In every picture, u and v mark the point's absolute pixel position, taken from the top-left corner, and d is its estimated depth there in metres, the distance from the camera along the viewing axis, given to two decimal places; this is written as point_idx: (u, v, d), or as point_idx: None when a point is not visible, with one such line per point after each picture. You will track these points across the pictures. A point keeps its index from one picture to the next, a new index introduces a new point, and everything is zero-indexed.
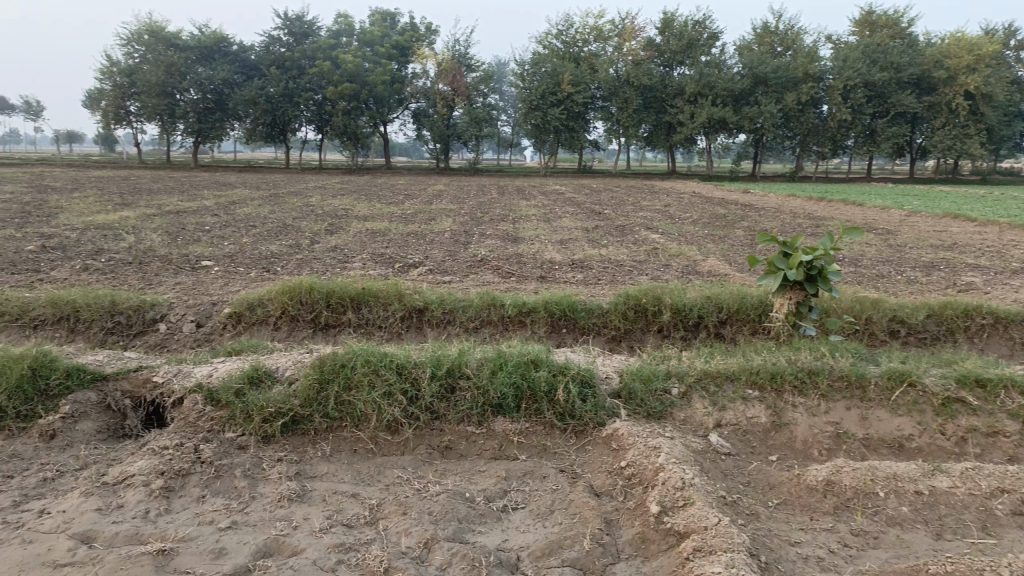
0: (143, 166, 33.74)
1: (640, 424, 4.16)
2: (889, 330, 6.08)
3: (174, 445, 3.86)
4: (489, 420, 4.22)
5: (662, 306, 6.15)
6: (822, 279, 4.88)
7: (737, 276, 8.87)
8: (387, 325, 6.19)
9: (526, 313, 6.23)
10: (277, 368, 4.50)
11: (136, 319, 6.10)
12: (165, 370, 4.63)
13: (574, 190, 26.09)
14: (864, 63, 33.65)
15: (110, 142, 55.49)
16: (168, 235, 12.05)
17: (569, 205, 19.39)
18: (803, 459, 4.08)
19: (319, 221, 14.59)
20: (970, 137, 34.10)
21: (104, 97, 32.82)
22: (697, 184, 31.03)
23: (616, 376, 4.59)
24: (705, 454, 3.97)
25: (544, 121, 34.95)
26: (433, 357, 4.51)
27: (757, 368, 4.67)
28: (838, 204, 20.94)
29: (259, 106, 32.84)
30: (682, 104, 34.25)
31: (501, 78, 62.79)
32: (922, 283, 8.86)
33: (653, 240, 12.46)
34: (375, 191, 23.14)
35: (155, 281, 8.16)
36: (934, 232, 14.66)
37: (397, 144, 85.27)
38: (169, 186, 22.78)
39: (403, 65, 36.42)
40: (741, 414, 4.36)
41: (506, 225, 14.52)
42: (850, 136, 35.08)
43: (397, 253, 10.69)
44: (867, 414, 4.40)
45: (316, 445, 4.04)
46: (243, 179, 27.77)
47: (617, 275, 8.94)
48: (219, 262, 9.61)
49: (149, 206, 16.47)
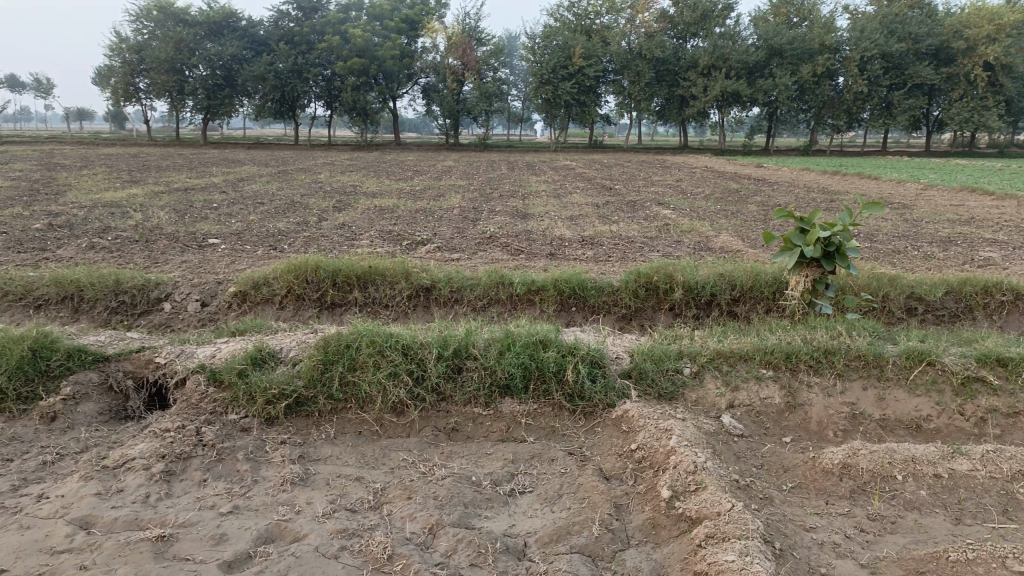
0: (153, 143, 33.69)
1: (650, 405, 4.07)
2: (906, 307, 5.94)
3: (176, 427, 3.80)
4: (496, 401, 4.14)
5: (674, 284, 6.03)
6: (839, 255, 4.76)
7: (749, 252, 8.73)
8: (394, 304, 6.11)
9: (535, 291, 6.12)
10: (281, 348, 4.43)
11: (140, 298, 6.04)
12: (167, 350, 4.56)
13: (585, 165, 25.89)
14: (881, 34, 33.02)
15: (119, 119, 55.45)
16: (175, 212, 11.99)
17: (579, 181, 19.23)
18: (818, 440, 3.98)
19: (327, 198, 14.50)
20: (988, 108, 33.52)
21: (114, 74, 32.69)
22: (709, 159, 30.73)
23: (626, 356, 4.49)
24: (717, 435, 3.87)
25: (555, 95, 34.56)
26: (440, 337, 4.42)
27: (771, 347, 4.55)
28: (853, 178, 20.65)
29: (268, 82, 32.63)
30: (695, 77, 33.80)
31: (511, 52, 62.15)
32: (940, 259, 8.68)
33: (664, 216, 12.30)
34: (385, 167, 23.01)
35: (160, 260, 8.09)
36: (951, 207, 14.41)
37: (407, 120, 84.80)
38: (177, 163, 22.72)
39: (413, 39, 36.06)
40: (755, 395, 4.25)
41: (516, 201, 14.38)
42: (865, 109, 34.54)
43: (406, 230, 10.59)
44: (884, 394, 4.28)
45: (320, 427, 3.98)
46: (253, 156, 27.66)
47: (628, 252, 8.82)
48: (226, 240, 9.54)
49: (157, 183, 16.41)
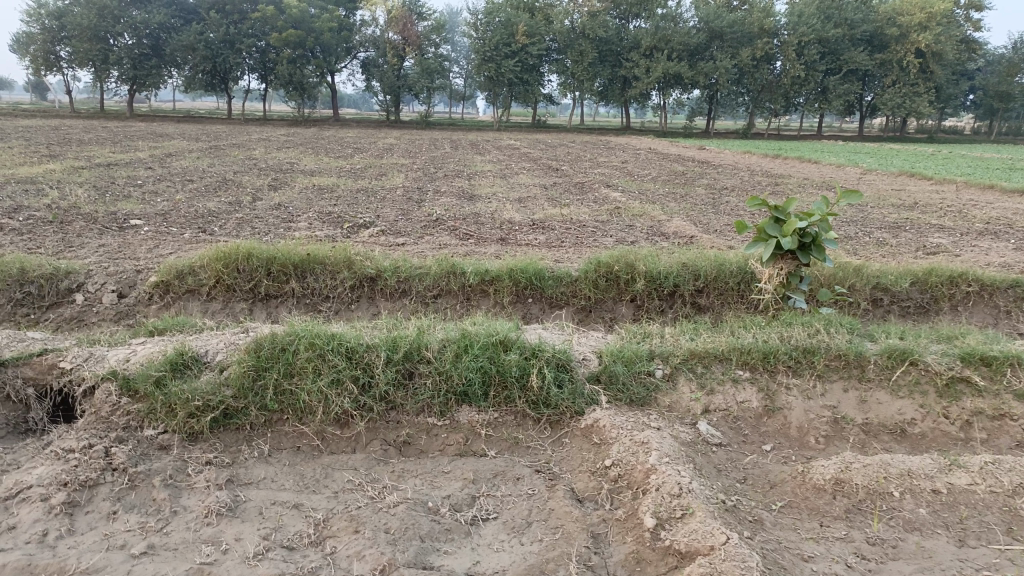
0: (76, 116, 31.88)
1: (622, 412, 3.70)
2: (872, 299, 5.72)
3: (81, 448, 3.27)
4: (453, 410, 3.72)
5: (635, 274, 5.68)
6: (816, 247, 4.50)
7: (705, 238, 8.46)
8: (336, 294, 5.62)
9: (489, 281, 5.70)
10: (207, 351, 3.91)
11: (49, 288, 5.41)
12: (74, 352, 3.99)
13: (529, 145, 25.52)
14: (818, 19, 33.38)
15: (41, 90, 52.72)
16: (96, 189, 11.16)
17: (525, 161, 18.84)
18: (799, 448, 3.68)
19: (262, 176, 13.78)
20: (919, 94, 34.31)
21: (32, 41, 30.78)
22: (652, 140, 30.63)
23: (594, 357, 4.11)
24: (696, 446, 3.52)
25: (498, 73, 33.86)
26: (388, 337, 3.96)
27: (747, 347, 4.24)
28: (793, 161, 20.75)
29: (198, 52, 31.14)
30: (637, 58, 33.66)
31: (453, 29, 61.17)
32: (892, 245, 8.56)
33: (614, 198, 12.03)
34: (323, 144, 22.17)
35: (76, 243, 7.40)
36: (894, 191, 14.49)
37: (345, 97, 82.96)
38: (101, 137, 21.53)
39: (350, 12, 34.90)
40: (731, 398, 3.94)
41: (462, 181, 13.90)
42: (802, 93, 34.92)
43: (346, 211, 10.02)
44: (866, 396, 4.00)
45: (251, 443, 3.50)
46: (181, 130, 26.31)
47: (580, 236, 8.49)
48: (151, 221, 8.86)
49: (78, 157, 15.40)
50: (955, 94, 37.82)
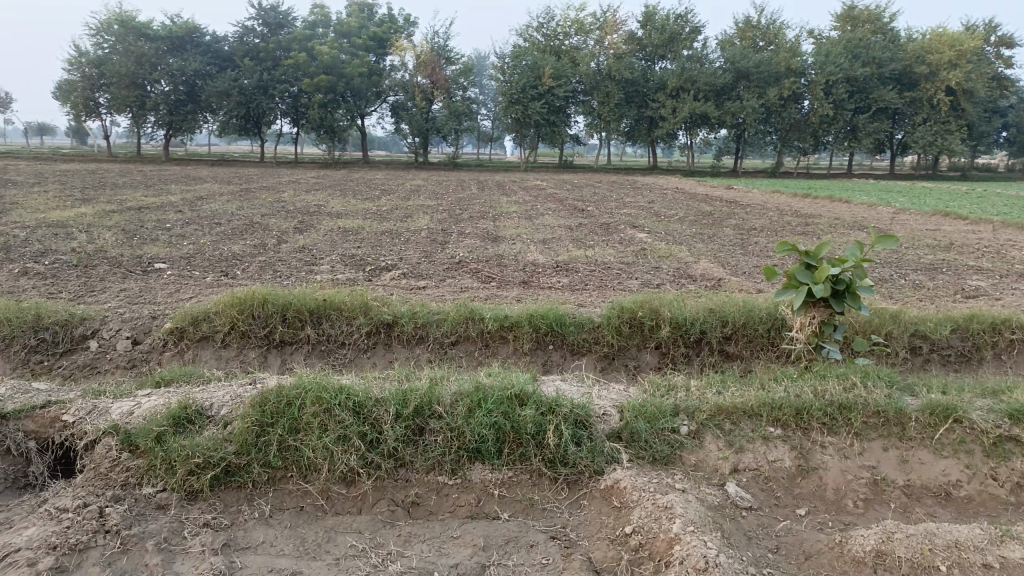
0: (113, 160, 32.63)
1: (644, 473, 3.48)
2: (910, 347, 5.44)
3: (75, 507, 3.11)
4: (465, 468, 3.53)
5: (660, 320, 5.48)
6: (850, 295, 4.28)
7: (734, 281, 8.22)
8: (352, 341, 5.48)
9: (508, 327, 5.54)
10: (211, 405, 3.78)
11: (64, 335, 5.33)
12: (78, 405, 3.87)
13: (556, 185, 25.51)
14: (846, 59, 33.25)
15: (81, 135, 54.18)
16: (124, 233, 11.25)
17: (551, 201, 18.76)
18: (836, 512, 3.43)
19: (288, 218, 13.84)
20: (951, 132, 33.86)
21: (74, 89, 31.67)
22: (679, 180, 30.47)
23: (615, 413, 3.91)
24: (723, 511, 3.29)
25: (525, 115, 34.13)
26: (399, 391, 3.80)
27: (779, 402, 4.01)
28: (824, 200, 20.45)
29: (232, 98, 31.84)
30: (664, 99, 33.71)
31: (481, 73, 61.98)
32: (929, 289, 8.25)
33: (639, 239, 11.86)
34: (351, 186, 22.33)
35: (97, 288, 7.37)
36: (928, 231, 14.12)
37: (375, 139, 84.33)
38: (135, 180, 21.91)
39: (380, 57, 35.50)
40: (761, 457, 3.70)
41: (487, 223, 13.83)
42: (831, 132, 34.65)
43: (369, 254, 9.95)
44: (907, 456, 3.74)
45: (253, 503, 3.33)
46: (214, 173, 26.73)
47: (604, 279, 8.31)
48: (174, 265, 8.85)
49: (110, 201, 15.62)
50: (987, 131, 37.27)
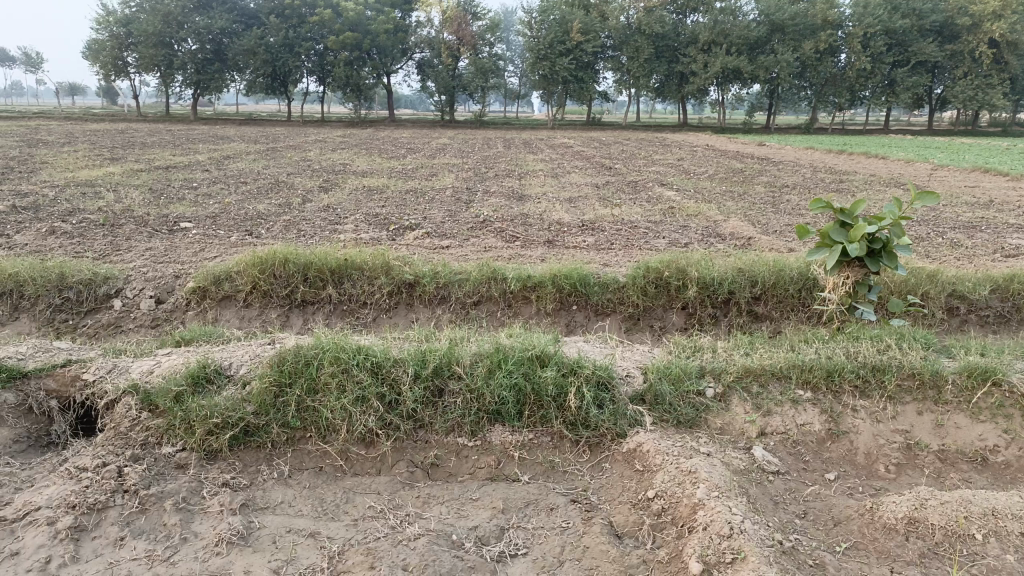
0: (142, 119, 32.73)
1: (668, 436, 3.40)
2: (947, 308, 5.27)
3: (95, 466, 3.09)
4: (484, 429, 3.48)
5: (687, 280, 5.34)
6: (886, 254, 4.11)
7: (764, 240, 8.03)
8: (374, 301, 5.43)
9: (531, 287, 5.44)
10: (230, 364, 3.76)
11: (88, 294, 5.32)
12: (98, 364, 3.86)
13: (584, 143, 25.18)
14: (885, 10, 32.16)
15: (111, 95, 54.51)
16: (151, 193, 11.27)
17: (578, 159, 18.52)
18: (867, 477, 3.32)
19: (314, 177, 13.80)
20: (992, 87, 32.71)
21: (102, 48, 31.66)
22: (710, 137, 29.86)
23: (638, 374, 3.81)
24: (749, 475, 3.20)
25: (552, 71, 33.62)
26: (418, 351, 3.74)
27: (808, 364, 3.89)
28: (859, 156, 19.94)
29: (259, 56, 31.71)
30: (695, 53, 32.92)
31: (507, 28, 61.06)
32: (967, 247, 7.98)
33: (668, 197, 11.65)
34: (377, 144, 22.24)
35: (123, 247, 7.38)
36: (967, 188, 13.71)
37: (401, 96, 83.97)
38: (163, 140, 22.01)
39: (406, 13, 35.03)
40: (791, 421, 3.60)
41: (513, 181, 13.69)
42: (868, 87, 33.63)
43: (393, 213, 9.88)
44: (943, 420, 3.61)
45: (271, 462, 3.32)
46: (241, 132, 26.74)
47: (631, 238, 8.18)
48: (199, 224, 8.85)
49: (138, 160, 15.68)
50: None
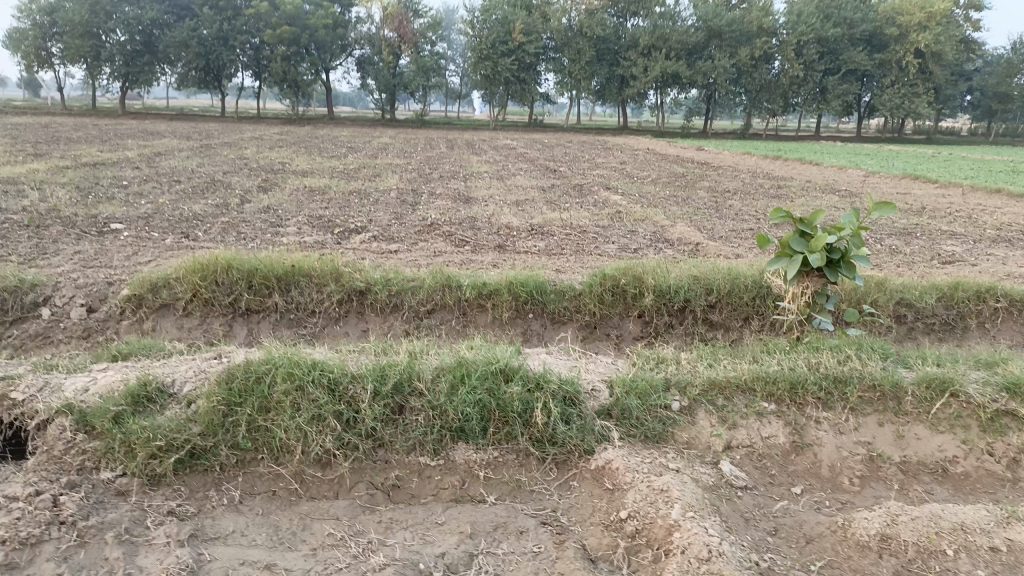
0: (68, 113, 31.42)
1: (636, 452, 3.33)
2: (895, 315, 5.33)
3: (26, 496, 2.84)
4: (448, 448, 3.35)
5: (644, 289, 5.30)
6: (845, 265, 4.13)
7: (712, 246, 8.08)
8: (322, 309, 5.22)
9: (486, 295, 5.32)
10: (174, 381, 3.53)
11: (13, 303, 4.97)
12: (27, 381, 3.57)
13: (526, 144, 25.16)
14: (818, 19, 33.06)
15: (34, 87, 52.32)
16: (79, 191, 10.73)
17: (522, 161, 18.46)
18: (832, 491, 3.31)
19: (252, 176, 13.40)
20: (917, 95, 33.97)
21: (24, 38, 30.25)
22: (649, 140, 30.16)
23: (604, 388, 3.74)
24: (719, 490, 3.14)
25: (495, 71, 33.50)
26: (377, 366, 3.58)
27: (773, 376, 3.86)
28: (795, 162, 20.42)
29: (191, 49, 30.68)
30: (635, 57, 33.28)
31: (449, 28, 60.73)
32: (905, 254, 8.19)
33: (614, 201, 11.67)
34: (316, 142, 21.75)
35: (50, 250, 6.97)
36: (899, 195, 14.12)
37: (340, 94, 82.91)
38: (90, 135, 21.16)
39: (346, 9, 34.54)
40: (755, 434, 3.56)
41: (458, 183, 13.54)
42: (801, 94, 34.50)
43: (337, 215, 9.64)
44: (903, 431, 3.61)
45: (220, 487, 3.12)
46: (174, 128, 25.91)
47: (581, 243, 8.14)
48: (132, 225, 8.44)
49: (64, 156, 14.98)
50: (953, 94, 37.49)
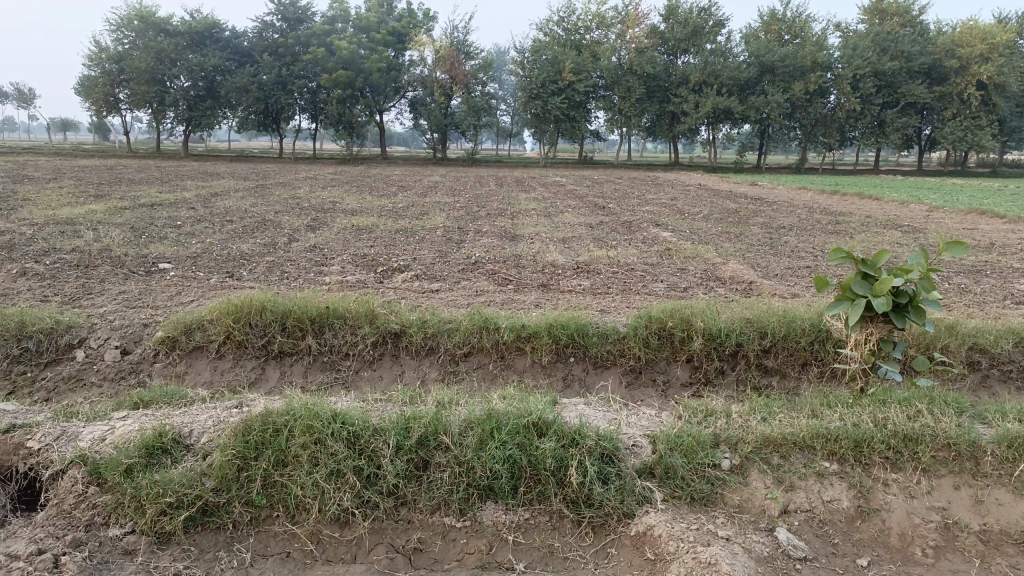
0: (134, 155, 32.52)
1: (681, 517, 3.02)
2: (968, 362, 4.92)
3: (27, 555, 2.67)
4: (475, 507, 3.11)
5: (692, 331, 5.00)
6: (913, 309, 3.78)
7: (766, 285, 7.71)
8: (356, 351, 5.05)
9: (525, 337, 5.09)
10: (191, 431, 3.37)
11: (48, 345, 4.93)
12: (46, 429, 3.45)
13: (576, 181, 25.04)
14: (874, 52, 32.32)
15: (103, 130, 54.47)
16: (133, 231, 10.91)
17: (571, 198, 18.26)
18: (904, 564, 2.95)
19: (302, 215, 13.48)
20: (981, 128, 32.86)
21: (93, 84, 31.50)
22: (700, 176, 29.76)
23: (646, 444, 3.46)
24: (775, 563, 2.81)
25: (544, 110, 33.66)
26: (401, 418, 3.38)
27: (834, 432, 3.53)
28: (853, 197, 19.79)
29: (251, 93, 31.54)
30: (686, 93, 33.04)
31: (500, 68, 61.51)
32: (975, 293, 7.70)
33: (665, 238, 11.35)
34: (368, 181, 21.94)
35: (95, 290, 7.01)
36: (965, 230, 13.47)
37: (395, 134, 84.64)
38: (151, 176, 21.76)
39: (399, 52, 35.10)
40: (815, 497, 3.23)
41: (505, 220, 13.40)
42: (858, 127, 33.78)
43: (381, 254, 9.57)
44: (983, 496, 3.23)
45: (232, 548, 2.92)
46: (232, 169, 26.50)
47: (629, 282, 7.86)
48: (179, 265, 8.48)
49: (124, 197, 15.32)
50: (1019, 125, 36.19)
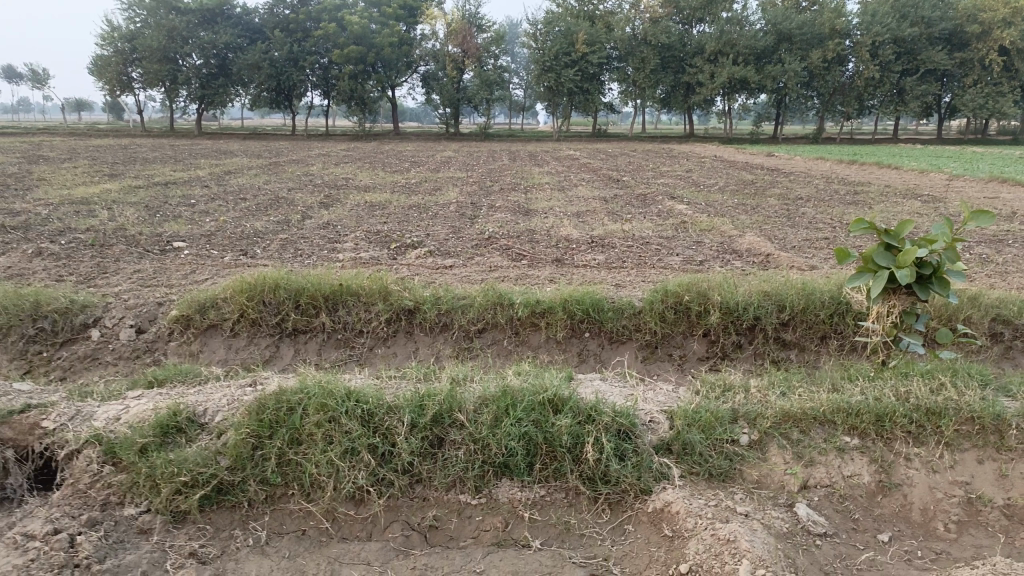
0: (148, 134, 32.59)
1: (699, 493, 2.99)
2: (991, 333, 4.82)
3: (43, 534, 2.67)
4: (491, 484, 3.09)
5: (709, 305, 4.93)
6: (937, 281, 3.70)
7: (783, 257, 7.60)
8: (370, 329, 5.02)
9: (540, 313, 5.04)
10: (205, 410, 3.35)
11: (64, 324, 4.93)
12: (60, 410, 3.45)
13: (589, 155, 24.85)
14: (893, 18, 31.68)
15: (118, 110, 54.61)
16: (147, 210, 10.93)
17: (585, 172, 18.10)
18: (926, 538, 2.89)
19: (315, 192, 13.44)
20: (1003, 94, 32.19)
21: (105, 64, 31.48)
22: (716, 148, 29.41)
23: (663, 419, 3.41)
24: (795, 539, 2.77)
25: (557, 83, 33.33)
26: (414, 396, 3.35)
27: (855, 407, 3.47)
28: (872, 167, 19.47)
29: (263, 71, 31.43)
30: (701, 64, 32.58)
31: (512, 41, 60.84)
32: (998, 263, 7.56)
33: (680, 211, 11.23)
34: (382, 158, 21.85)
35: (110, 269, 7.02)
36: (987, 199, 13.22)
37: (407, 110, 84.21)
38: (166, 155, 21.80)
39: (411, 26, 34.80)
40: (836, 472, 3.18)
41: (518, 195, 13.29)
42: (876, 96, 33.20)
43: (394, 230, 9.52)
44: (1008, 470, 3.17)
45: (246, 526, 2.92)
46: (246, 147, 26.47)
47: (645, 256, 7.77)
48: (193, 243, 8.48)
49: (138, 176, 15.35)
50: None
